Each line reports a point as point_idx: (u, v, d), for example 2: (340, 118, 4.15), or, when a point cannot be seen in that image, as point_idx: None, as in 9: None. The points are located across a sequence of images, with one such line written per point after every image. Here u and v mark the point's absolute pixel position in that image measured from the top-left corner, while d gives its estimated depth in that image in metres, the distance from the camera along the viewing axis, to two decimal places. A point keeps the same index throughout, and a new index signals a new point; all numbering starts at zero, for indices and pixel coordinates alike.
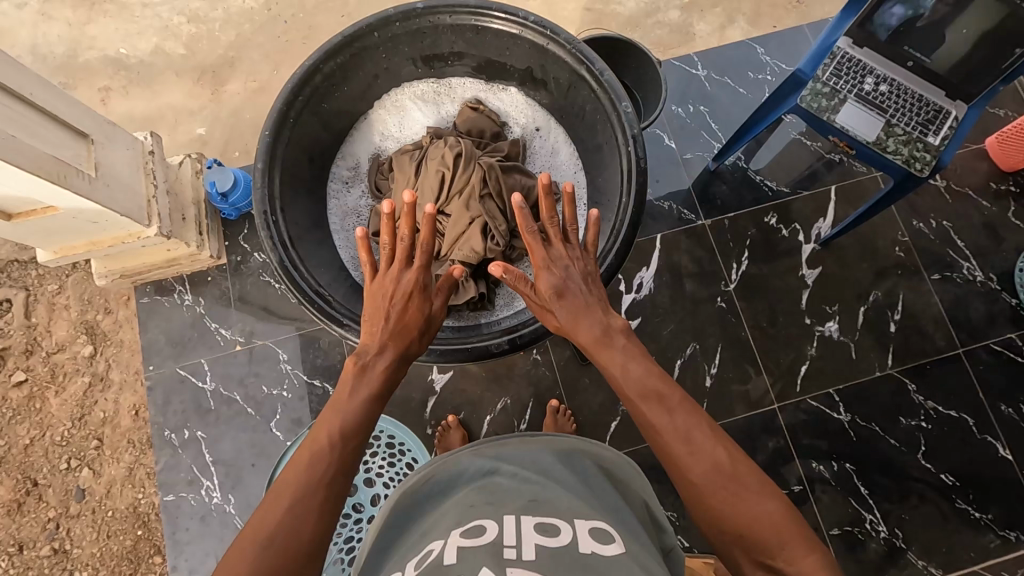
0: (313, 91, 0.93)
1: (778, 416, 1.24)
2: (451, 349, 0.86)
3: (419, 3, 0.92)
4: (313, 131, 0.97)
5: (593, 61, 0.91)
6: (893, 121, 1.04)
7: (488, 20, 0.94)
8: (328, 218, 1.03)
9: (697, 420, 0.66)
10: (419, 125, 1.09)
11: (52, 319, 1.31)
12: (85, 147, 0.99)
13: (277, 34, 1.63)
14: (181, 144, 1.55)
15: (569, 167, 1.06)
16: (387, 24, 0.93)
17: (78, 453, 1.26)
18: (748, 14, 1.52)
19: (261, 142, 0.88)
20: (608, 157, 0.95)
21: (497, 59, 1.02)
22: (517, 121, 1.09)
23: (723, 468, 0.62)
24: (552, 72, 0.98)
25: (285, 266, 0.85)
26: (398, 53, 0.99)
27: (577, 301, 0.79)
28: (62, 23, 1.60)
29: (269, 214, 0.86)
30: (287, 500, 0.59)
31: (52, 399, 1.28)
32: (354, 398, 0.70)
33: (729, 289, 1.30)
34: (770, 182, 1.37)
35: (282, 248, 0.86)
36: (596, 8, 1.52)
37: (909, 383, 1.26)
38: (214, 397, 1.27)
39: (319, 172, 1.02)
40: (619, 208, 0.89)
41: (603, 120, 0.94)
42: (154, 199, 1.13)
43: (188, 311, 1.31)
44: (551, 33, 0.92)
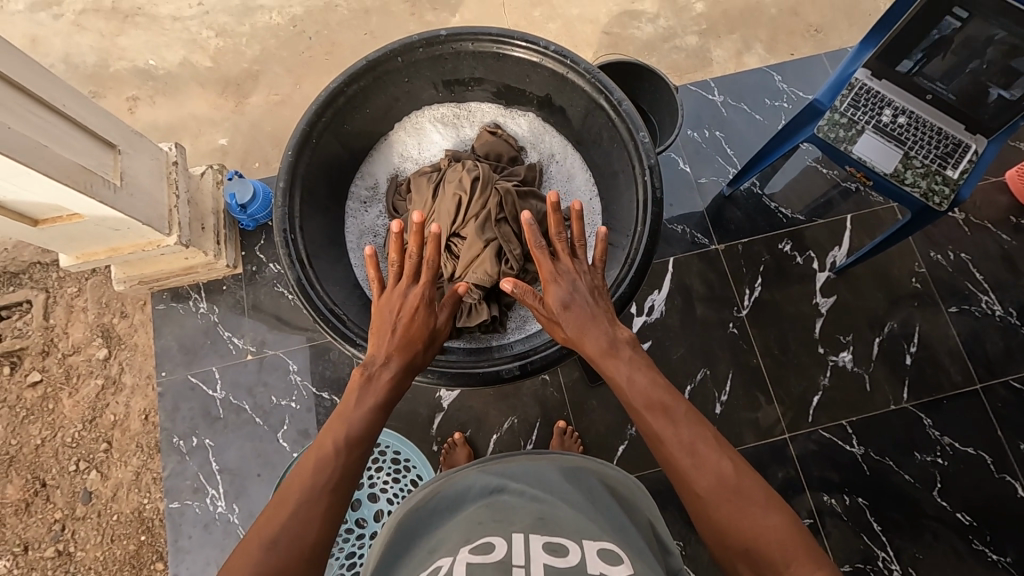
0: (336, 113, 0.95)
1: (788, 445, 1.21)
2: (464, 373, 0.86)
3: (442, 30, 0.94)
4: (334, 150, 0.99)
5: (611, 90, 0.92)
6: (911, 154, 1.01)
7: (509, 47, 0.96)
8: (345, 236, 1.04)
9: (701, 432, 0.66)
10: (438, 147, 1.11)
11: (70, 321, 1.34)
12: (112, 157, 1.01)
13: (301, 50, 1.67)
14: (203, 154, 1.59)
15: (584, 193, 1.06)
16: (411, 50, 0.94)
17: (87, 455, 1.28)
18: (766, 40, 1.57)
19: (283, 161, 0.90)
20: (623, 185, 0.96)
21: (517, 84, 1.03)
22: (535, 147, 1.10)
23: (727, 482, 0.61)
24: (571, 100, 0.99)
25: (303, 286, 0.86)
26: (420, 77, 1.01)
27: (584, 316, 0.78)
28: (96, 34, 1.67)
29: (288, 232, 0.88)
30: (291, 504, 0.59)
31: (66, 400, 1.30)
32: (360, 406, 0.70)
33: (741, 315, 1.29)
34: (785, 210, 1.36)
35: (300, 266, 0.87)
36: (614, 32, 1.61)
37: (925, 418, 1.23)
38: (223, 405, 1.28)
39: (338, 190, 1.03)
40: (634, 235, 0.89)
41: (620, 149, 0.94)
42: (175, 208, 1.15)
43: (201, 318, 1.32)
44: (571, 62, 0.93)
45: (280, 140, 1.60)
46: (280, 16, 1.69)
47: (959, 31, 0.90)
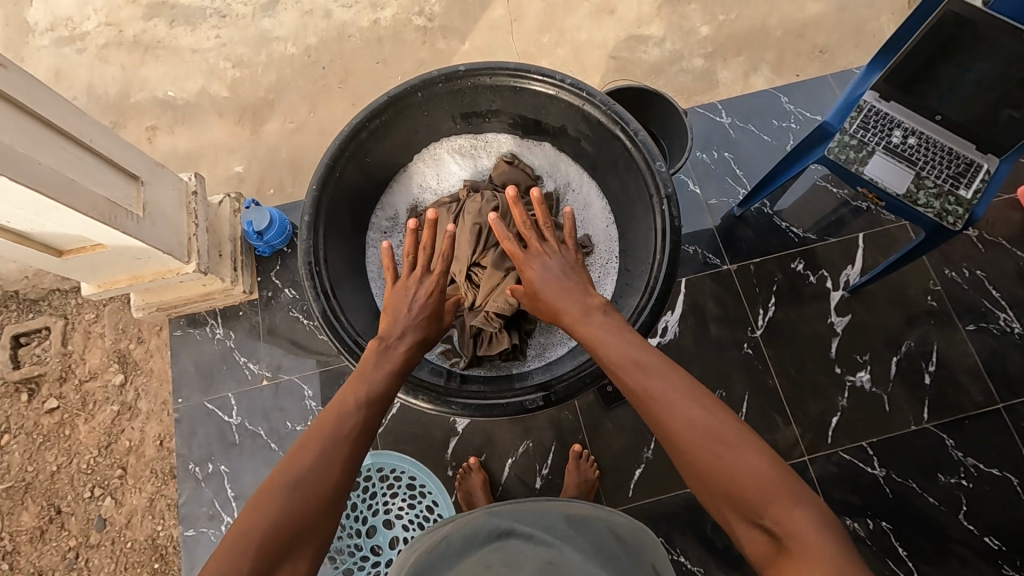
0: (358, 147, 0.96)
1: (808, 468, 1.20)
2: (488, 405, 0.86)
3: (461, 65, 0.95)
4: (356, 184, 1.01)
5: (627, 121, 0.93)
6: (923, 174, 1.01)
7: (527, 81, 0.97)
8: (366, 265, 1.06)
9: (680, 383, 0.66)
10: (456, 177, 1.13)
11: (87, 347, 1.36)
12: (135, 188, 1.04)
13: (316, 78, 1.71)
14: (220, 181, 1.62)
15: (600, 221, 1.08)
16: (430, 85, 0.96)
17: (102, 481, 1.28)
18: (771, 62, 1.59)
19: (307, 195, 0.91)
20: (641, 213, 0.97)
21: (534, 116, 1.05)
22: (551, 175, 1.12)
23: (705, 429, 0.61)
24: (587, 131, 1.01)
25: (328, 319, 0.87)
26: (439, 110, 1.03)
27: (558, 290, 0.82)
28: (118, 67, 1.73)
29: (313, 265, 0.89)
30: (312, 451, 0.63)
31: (82, 426, 1.31)
32: (377, 371, 0.77)
33: (756, 335, 1.29)
34: (796, 229, 1.36)
35: (325, 298, 0.89)
36: (621, 56, 1.65)
37: (947, 438, 1.21)
38: (238, 431, 1.28)
39: (359, 221, 1.05)
40: (653, 264, 0.90)
41: (637, 179, 0.95)
42: (195, 236, 1.18)
43: (218, 343, 1.34)
44: (588, 94, 0.94)
45: (294, 167, 1.63)
46: (295, 46, 1.74)
47: (966, 52, 0.91)
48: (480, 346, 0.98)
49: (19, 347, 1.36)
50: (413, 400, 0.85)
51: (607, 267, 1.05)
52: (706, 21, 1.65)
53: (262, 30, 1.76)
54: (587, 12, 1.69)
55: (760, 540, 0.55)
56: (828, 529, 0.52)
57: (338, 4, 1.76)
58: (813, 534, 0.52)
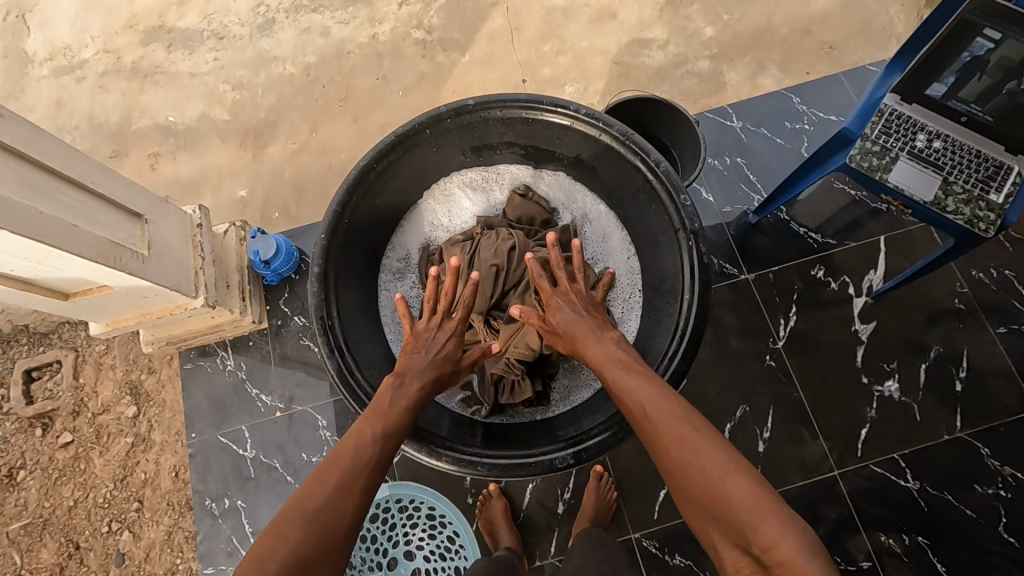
0: (366, 189, 0.94)
1: (838, 483, 1.16)
2: (516, 465, 0.84)
3: (470, 100, 0.93)
4: (367, 226, 0.99)
5: (647, 152, 0.90)
6: (951, 179, 0.97)
7: (540, 112, 0.94)
8: (379, 310, 1.03)
9: (677, 407, 0.68)
10: (468, 213, 1.10)
11: (99, 379, 1.35)
12: (139, 226, 1.02)
13: (316, 97, 1.69)
14: (224, 206, 1.61)
15: (620, 253, 1.05)
16: (439, 121, 0.94)
17: (119, 515, 1.27)
18: (780, 61, 1.55)
19: (316, 245, 0.89)
20: (664, 247, 0.94)
21: (547, 146, 1.02)
22: (567, 208, 1.09)
23: (697, 453, 0.62)
24: (604, 161, 0.98)
25: (344, 377, 0.85)
26: (449, 145, 1.00)
27: (580, 330, 0.81)
28: (118, 94, 1.72)
29: (326, 319, 0.87)
30: (332, 479, 0.65)
31: (97, 459, 1.30)
32: (396, 407, 0.76)
33: (778, 346, 1.25)
34: (815, 234, 1.32)
35: (339, 354, 0.87)
36: (624, 62, 1.61)
37: (982, 447, 1.17)
38: (253, 464, 1.26)
39: (371, 263, 1.02)
40: (680, 303, 0.88)
41: (659, 211, 0.93)
42: (201, 269, 1.16)
43: (229, 375, 1.32)
44: (604, 125, 0.92)
45: (298, 188, 1.61)
46: (294, 66, 1.72)
47: (993, 51, 0.87)
48: (504, 394, 0.96)
49: (31, 382, 1.35)
50: (436, 464, 0.83)
51: (630, 302, 1.03)
52: (710, 22, 1.61)
53: (261, 50, 1.74)
54: (588, 18, 1.66)
55: (745, 562, 0.55)
56: (813, 554, 0.51)
57: (335, 20, 1.74)
58: (800, 561, 0.51)
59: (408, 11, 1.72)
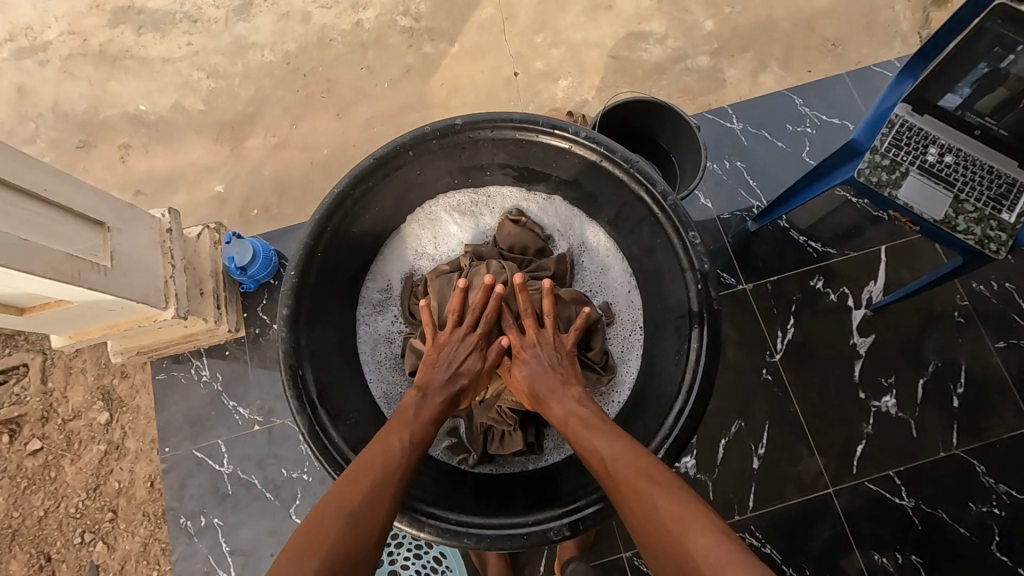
0: (343, 217, 0.88)
1: (833, 500, 1.14)
2: (506, 536, 0.80)
3: (457, 119, 0.88)
4: (346, 257, 0.94)
5: (655, 183, 0.86)
6: (962, 197, 0.93)
7: (534, 134, 0.89)
8: (358, 346, 0.98)
9: (646, 463, 0.71)
10: (456, 239, 1.04)
11: (69, 384, 1.28)
12: (101, 235, 0.95)
13: (297, 88, 1.59)
14: (200, 203, 1.52)
15: (620, 287, 1.00)
16: (424, 141, 0.88)
17: (92, 526, 1.22)
18: (781, 59, 1.49)
19: (285, 283, 0.84)
20: (670, 285, 0.90)
21: (542, 168, 0.96)
22: (564, 235, 1.03)
23: (663, 510, 0.63)
24: (603, 185, 0.93)
25: (316, 433, 0.81)
26: (436, 167, 0.95)
27: (545, 388, 0.84)
28: (85, 80, 1.61)
29: (297, 371, 0.83)
30: (363, 484, 0.69)
31: (68, 467, 1.25)
32: (418, 418, 0.80)
33: (775, 360, 1.22)
34: (814, 243, 1.28)
35: (311, 407, 0.82)
36: (621, 56, 1.54)
37: (978, 465, 1.15)
38: (231, 480, 1.21)
39: (349, 296, 0.97)
40: (687, 352, 0.85)
41: (665, 245, 0.89)
42: (171, 278, 1.09)
43: (205, 387, 1.26)
44: (607, 150, 0.87)
45: (278, 185, 1.53)
46: (273, 53, 1.62)
47: (1013, 64, 0.82)
48: (494, 444, 0.93)
49: None
50: (418, 534, 0.79)
51: (630, 341, 0.98)
52: (710, 15, 1.54)
53: (237, 36, 1.64)
54: (583, 8, 1.58)
55: None
56: None
57: (317, 5, 1.64)
58: None
59: None
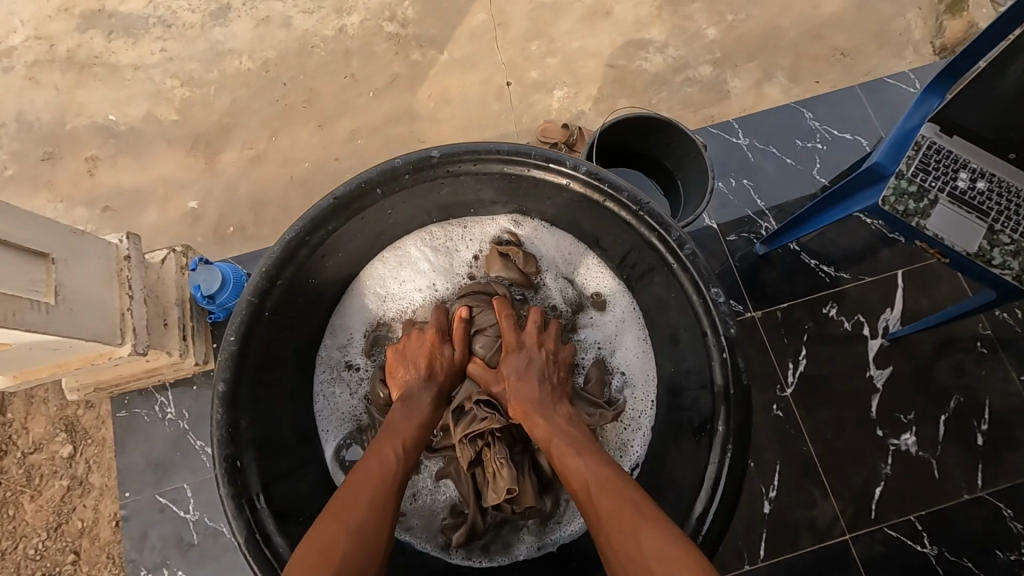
0: (297, 268, 0.80)
1: (850, 548, 1.06)
2: None
3: (433, 151, 0.79)
4: (299, 314, 0.85)
5: (668, 227, 0.78)
6: (996, 227, 0.85)
7: (523, 169, 0.80)
8: (320, 426, 0.90)
9: (631, 492, 0.65)
10: (423, 280, 0.95)
11: (29, 415, 1.18)
12: (44, 268, 0.85)
13: (275, 98, 1.50)
14: (172, 219, 1.43)
15: (627, 341, 0.92)
16: (395, 176, 0.79)
17: (52, 569, 1.12)
18: (788, 69, 1.41)
19: (222, 353, 0.75)
20: (687, 345, 0.82)
21: (536, 204, 0.88)
22: (552, 273, 0.96)
23: (648, 550, 0.59)
24: (604, 224, 0.85)
25: (256, 541, 0.72)
26: (411, 205, 0.86)
27: (529, 400, 0.79)
28: (51, 88, 1.51)
29: (234, 461, 0.74)
30: (366, 497, 0.67)
31: (27, 505, 1.15)
32: (410, 425, 0.78)
33: (786, 394, 1.13)
34: (827, 267, 1.20)
35: (250, 507, 0.74)
36: (619, 65, 1.46)
37: (1005, 509, 1.08)
38: (197, 529, 1.11)
39: (302, 360, 0.88)
40: (712, 435, 0.76)
41: (680, 301, 0.81)
42: (129, 311, 0.99)
43: (170, 424, 1.16)
44: (609, 188, 0.79)
45: (256, 202, 1.43)
46: (252, 60, 1.52)
47: None
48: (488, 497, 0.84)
49: None
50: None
51: (638, 422, 0.89)
52: (713, 22, 1.46)
53: (213, 42, 1.54)
54: (580, 16, 1.49)
55: None
56: None
57: (298, 10, 1.55)
58: None
59: (379, 0, 1.53)
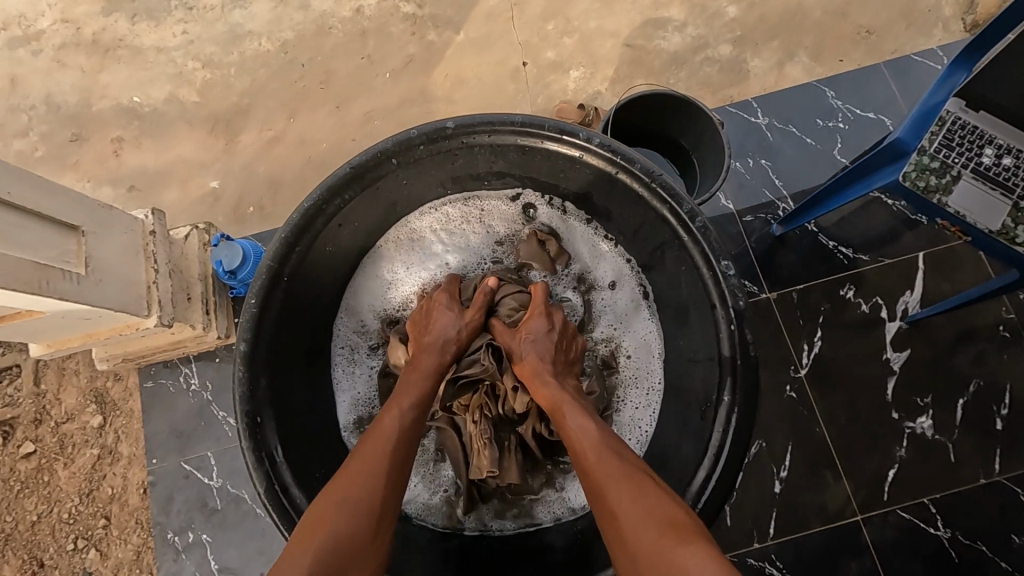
0: (315, 237, 0.81)
1: (861, 530, 1.06)
2: None
3: (450, 122, 0.79)
4: (316, 286, 0.87)
5: (681, 200, 0.78)
6: (1021, 204, 0.84)
7: (537, 140, 0.80)
8: (336, 389, 0.94)
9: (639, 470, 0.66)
10: (438, 254, 0.97)
11: (61, 386, 1.23)
12: (75, 240, 0.89)
13: (293, 79, 1.51)
14: (194, 199, 1.46)
15: (636, 320, 0.93)
16: (411, 147, 0.80)
17: (85, 532, 1.18)
18: (810, 47, 1.38)
19: (243, 315, 0.77)
20: (696, 319, 0.82)
21: (549, 178, 0.88)
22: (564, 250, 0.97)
23: (657, 522, 0.59)
24: (617, 197, 0.84)
25: (274, 491, 0.75)
26: (425, 175, 0.86)
27: (547, 368, 0.80)
28: (77, 71, 1.55)
29: (257, 415, 0.77)
30: (371, 461, 0.68)
31: (61, 471, 1.21)
32: (422, 384, 0.79)
33: (800, 376, 1.13)
34: (845, 249, 1.18)
35: (269, 461, 0.77)
36: (637, 44, 1.44)
37: (1022, 494, 1.06)
38: (220, 495, 1.15)
39: (320, 328, 0.91)
40: (718, 407, 0.77)
41: (691, 275, 0.81)
42: (155, 284, 1.02)
43: (194, 396, 1.20)
44: (623, 161, 0.78)
45: (275, 183, 1.46)
46: (270, 42, 1.54)
47: None
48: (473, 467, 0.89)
49: None
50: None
51: (648, 399, 0.90)
52: (734, 0, 1.43)
53: (233, 24, 1.55)
54: None
55: None
56: None
57: None
58: None
59: None
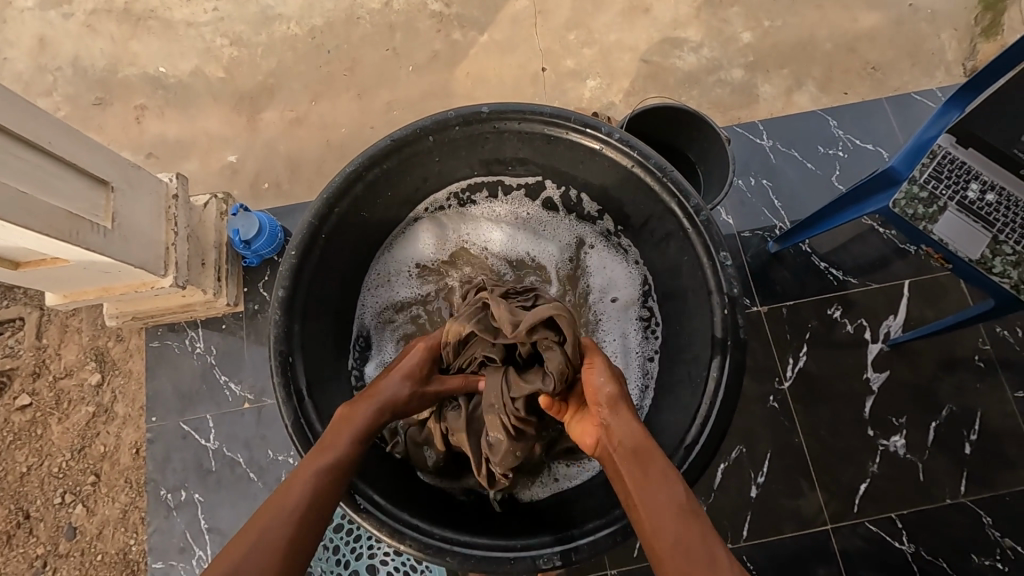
0: (351, 202, 0.86)
1: (831, 539, 1.10)
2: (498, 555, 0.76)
3: (484, 107, 0.84)
4: (346, 254, 0.91)
5: (689, 195, 0.83)
6: (1000, 238, 0.89)
7: (562, 131, 0.86)
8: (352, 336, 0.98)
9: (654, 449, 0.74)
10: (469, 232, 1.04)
11: (63, 341, 1.26)
12: (104, 195, 0.93)
13: (319, 64, 1.56)
14: (211, 171, 1.50)
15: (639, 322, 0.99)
16: (446, 127, 0.85)
17: (73, 487, 1.20)
18: (819, 78, 1.45)
19: (283, 264, 0.82)
20: (693, 308, 0.87)
21: (569, 168, 0.93)
22: (583, 245, 1.03)
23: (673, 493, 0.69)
24: (629, 192, 0.89)
25: (301, 426, 0.79)
26: (454, 156, 0.91)
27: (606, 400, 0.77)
28: (107, 38, 1.58)
29: (285, 355, 0.80)
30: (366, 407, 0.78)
31: (55, 426, 1.23)
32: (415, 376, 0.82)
33: (784, 387, 1.18)
34: (836, 271, 1.24)
35: (297, 399, 0.80)
36: (653, 61, 1.50)
37: (986, 517, 1.12)
38: (216, 457, 1.18)
39: (347, 289, 0.95)
40: (705, 382, 0.82)
41: (692, 265, 0.85)
42: (173, 246, 1.06)
43: (198, 359, 1.23)
44: (640, 157, 0.83)
45: (293, 163, 1.50)
46: (300, 27, 1.58)
47: None
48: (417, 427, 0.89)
49: None
50: (399, 546, 0.76)
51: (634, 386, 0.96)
52: (749, 27, 1.49)
53: (265, 6, 1.60)
54: (619, 10, 1.54)
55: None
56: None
57: None
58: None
59: None
